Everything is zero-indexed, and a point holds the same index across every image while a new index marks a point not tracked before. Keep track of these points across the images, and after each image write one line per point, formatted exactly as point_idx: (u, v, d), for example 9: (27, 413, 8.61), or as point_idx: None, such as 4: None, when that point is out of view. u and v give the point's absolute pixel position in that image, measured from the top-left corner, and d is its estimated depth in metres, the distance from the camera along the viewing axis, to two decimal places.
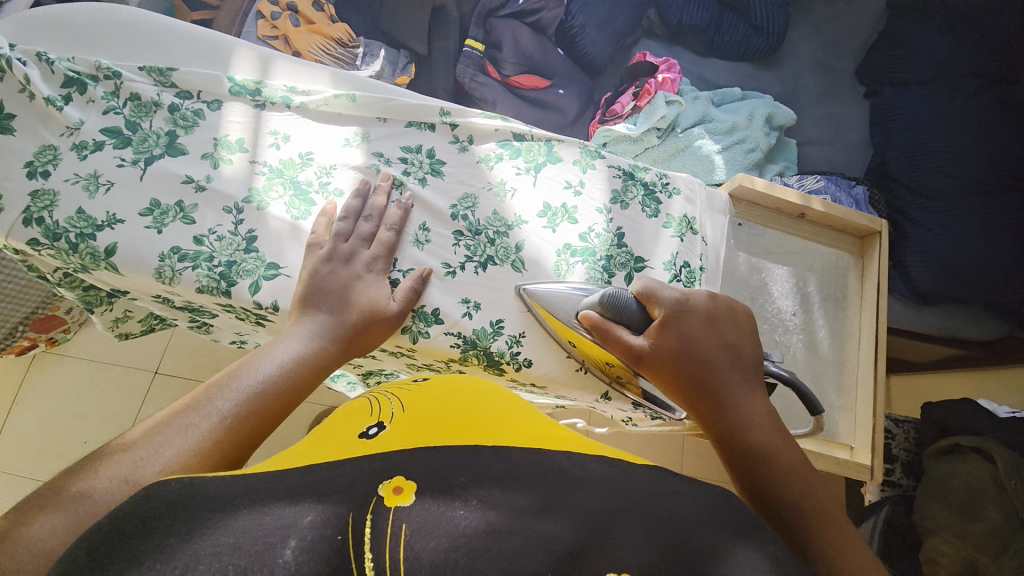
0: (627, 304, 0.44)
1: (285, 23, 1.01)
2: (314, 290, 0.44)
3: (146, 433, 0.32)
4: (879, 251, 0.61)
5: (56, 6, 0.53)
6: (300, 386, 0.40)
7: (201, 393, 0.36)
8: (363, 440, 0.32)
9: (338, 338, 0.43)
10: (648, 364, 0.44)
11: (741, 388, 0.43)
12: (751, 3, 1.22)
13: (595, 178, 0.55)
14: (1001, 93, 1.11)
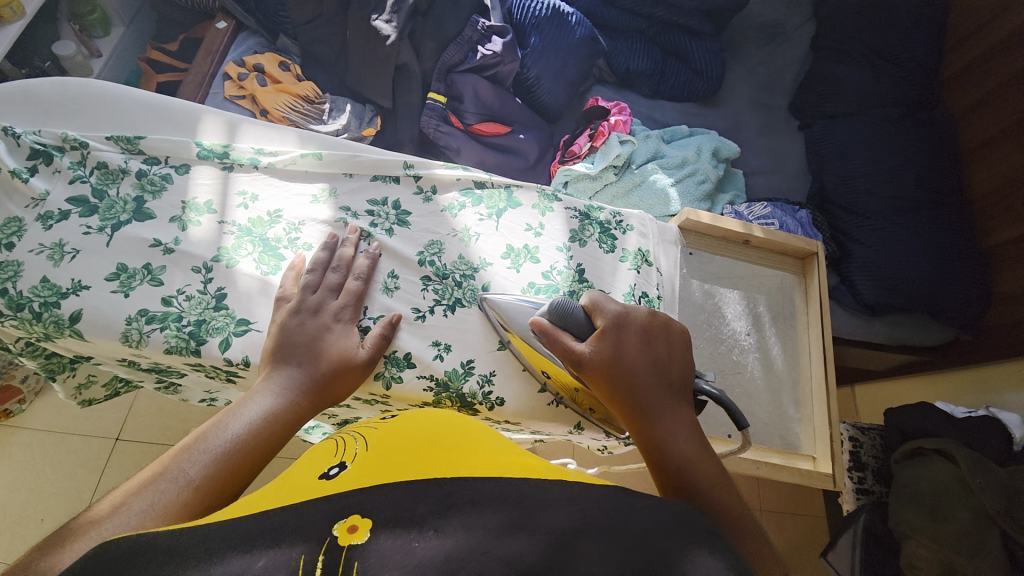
0: (573, 310, 0.47)
1: (251, 84, 1.05)
2: (284, 344, 0.45)
3: (110, 506, 0.31)
4: (818, 270, 0.66)
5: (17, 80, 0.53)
6: (272, 441, 0.40)
7: (166, 459, 0.35)
8: (323, 480, 0.33)
9: (308, 392, 0.44)
10: (588, 369, 0.45)
11: (670, 402, 0.44)
12: (689, 51, 1.34)
13: (554, 219, 0.58)
14: (916, 121, 1.23)
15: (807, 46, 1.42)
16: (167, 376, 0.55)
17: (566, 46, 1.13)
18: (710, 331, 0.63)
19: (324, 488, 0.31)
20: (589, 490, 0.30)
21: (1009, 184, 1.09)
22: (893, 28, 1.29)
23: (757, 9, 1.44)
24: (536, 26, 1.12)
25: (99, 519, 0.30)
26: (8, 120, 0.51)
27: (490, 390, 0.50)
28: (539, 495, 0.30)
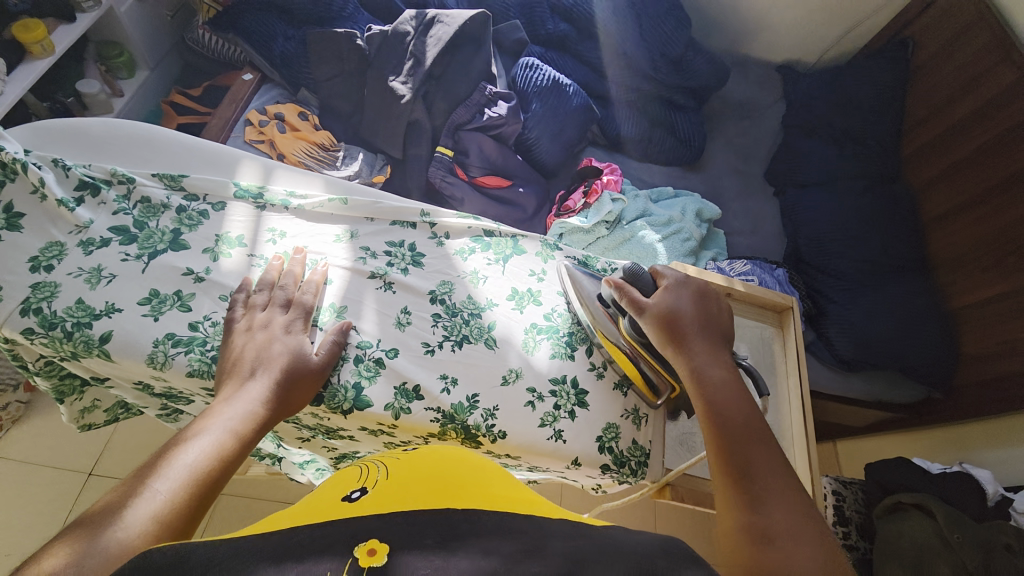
0: (642, 273, 0.54)
1: (272, 129, 1.13)
2: (236, 360, 0.46)
3: (82, 528, 0.32)
4: (795, 323, 0.70)
5: (71, 119, 0.58)
6: (240, 451, 0.41)
7: (136, 481, 0.36)
8: (345, 502, 0.36)
9: (269, 400, 0.44)
10: (651, 320, 0.52)
11: (718, 345, 0.51)
12: (674, 122, 1.48)
13: (555, 267, 0.64)
14: (879, 193, 1.36)
15: (779, 123, 1.57)
16: (176, 401, 0.57)
17: (564, 112, 1.24)
18: None
19: (343, 511, 0.34)
20: (596, 529, 0.33)
21: (966, 254, 1.20)
22: (855, 110, 1.45)
23: (734, 89, 1.62)
24: (538, 93, 1.23)
25: (76, 537, 0.32)
26: (61, 154, 0.55)
27: (494, 423, 0.53)
28: (551, 531, 0.32)
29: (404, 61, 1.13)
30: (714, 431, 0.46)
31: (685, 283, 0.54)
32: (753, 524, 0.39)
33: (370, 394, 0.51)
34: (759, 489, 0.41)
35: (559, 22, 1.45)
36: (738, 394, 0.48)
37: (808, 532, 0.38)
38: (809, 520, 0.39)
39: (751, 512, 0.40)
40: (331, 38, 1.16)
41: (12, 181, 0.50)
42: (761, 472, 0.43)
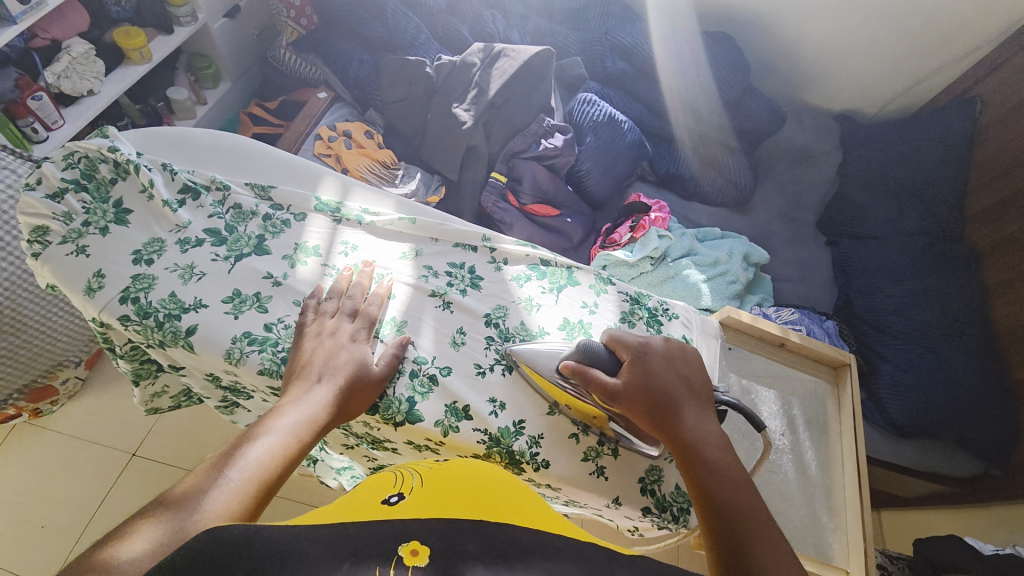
0: (597, 349, 0.52)
1: (339, 145, 1.21)
2: (306, 364, 0.49)
3: (166, 509, 0.36)
4: (851, 382, 0.65)
5: (179, 128, 0.63)
6: (306, 449, 0.44)
7: (211, 469, 0.39)
8: (385, 505, 0.39)
9: (331, 403, 0.47)
10: (622, 400, 0.50)
11: (694, 413, 0.49)
12: (726, 163, 1.48)
13: (607, 300, 0.64)
14: (940, 251, 1.31)
15: (833, 171, 1.55)
16: (238, 395, 0.60)
17: (617, 147, 1.27)
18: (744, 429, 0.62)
19: (385, 513, 0.37)
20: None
21: None
22: (916, 166, 1.42)
23: (788, 135, 1.61)
24: (593, 128, 1.26)
25: (161, 518, 0.35)
26: (167, 158, 0.60)
27: (537, 451, 0.53)
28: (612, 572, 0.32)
29: (468, 90, 1.19)
30: (709, 523, 0.43)
31: (649, 351, 0.53)
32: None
33: (422, 409, 0.52)
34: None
35: (618, 61, 1.51)
36: (724, 467, 0.46)
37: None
38: None
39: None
40: (403, 65, 1.24)
41: (123, 180, 0.56)
42: (765, 560, 0.40)
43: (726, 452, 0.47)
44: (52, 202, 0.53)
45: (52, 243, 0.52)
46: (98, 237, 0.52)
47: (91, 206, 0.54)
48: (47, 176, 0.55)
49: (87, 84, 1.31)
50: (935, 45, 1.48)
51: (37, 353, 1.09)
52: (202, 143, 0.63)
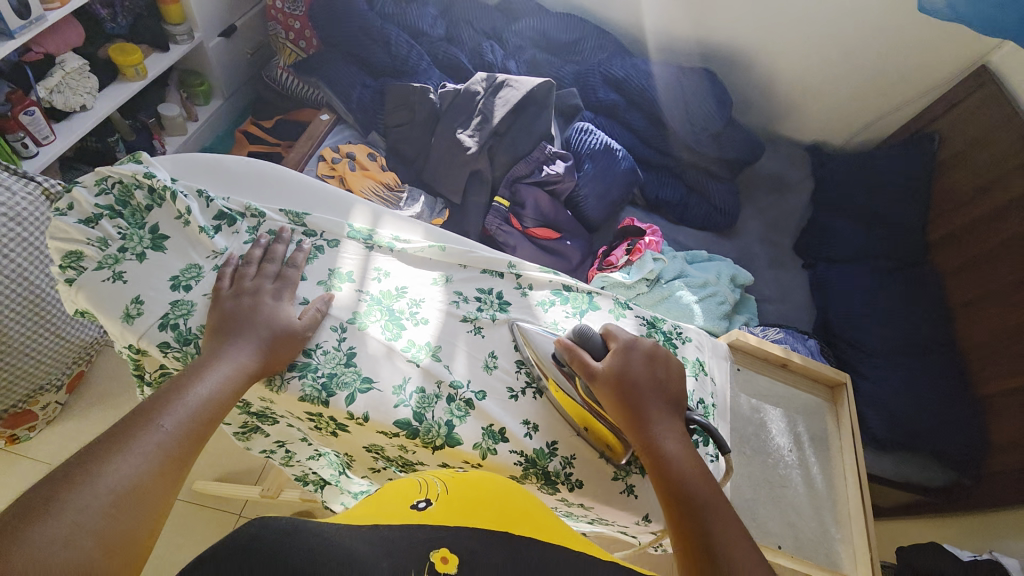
0: (592, 334, 0.56)
1: (343, 167, 1.23)
2: (228, 320, 0.51)
3: (105, 451, 0.40)
4: (848, 400, 0.70)
5: (212, 155, 0.64)
6: (235, 398, 0.48)
7: (143, 417, 0.43)
8: (412, 508, 0.42)
9: (256, 355, 0.50)
10: (603, 390, 0.53)
11: (664, 410, 0.53)
12: (710, 190, 1.57)
13: (626, 324, 0.67)
14: (907, 275, 1.42)
15: (806, 199, 1.66)
16: (263, 421, 0.63)
17: (613, 175, 1.33)
18: (756, 445, 0.66)
19: (412, 515, 0.41)
20: None
21: (992, 342, 1.21)
22: (882, 194, 1.53)
23: (766, 163, 1.71)
24: (591, 156, 1.32)
25: (104, 455, 0.40)
26: (201, 184, 0.61)
27: (571, 472, 0.55)
28: None
29: (473, 117, 1.23)
30: (671, 509, 0.47)
31: (633, 348, 0.56)
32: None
33: (461, 432, 0.54)
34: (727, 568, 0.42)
35: (609, 92, 1.58)
36: (691, 459, 0.50)
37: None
38: None
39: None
40: (407, 91, 1.28)
41: (158, 207, 0.56)
42: (729, 545, 0.44)
43: (689, 448, 0.50)
44: (86, 227, 0.53)
45: (87, 268, 0.51)
46: (135, 264, 0.52)
47: (127, 232, 0.54)
48: (78, 201, 0.54)
49: (80, 100, 1.30)
50: (896, 85, 1.61)
51: (20, 377, 1.07)
52: (235, 170, 0.64)
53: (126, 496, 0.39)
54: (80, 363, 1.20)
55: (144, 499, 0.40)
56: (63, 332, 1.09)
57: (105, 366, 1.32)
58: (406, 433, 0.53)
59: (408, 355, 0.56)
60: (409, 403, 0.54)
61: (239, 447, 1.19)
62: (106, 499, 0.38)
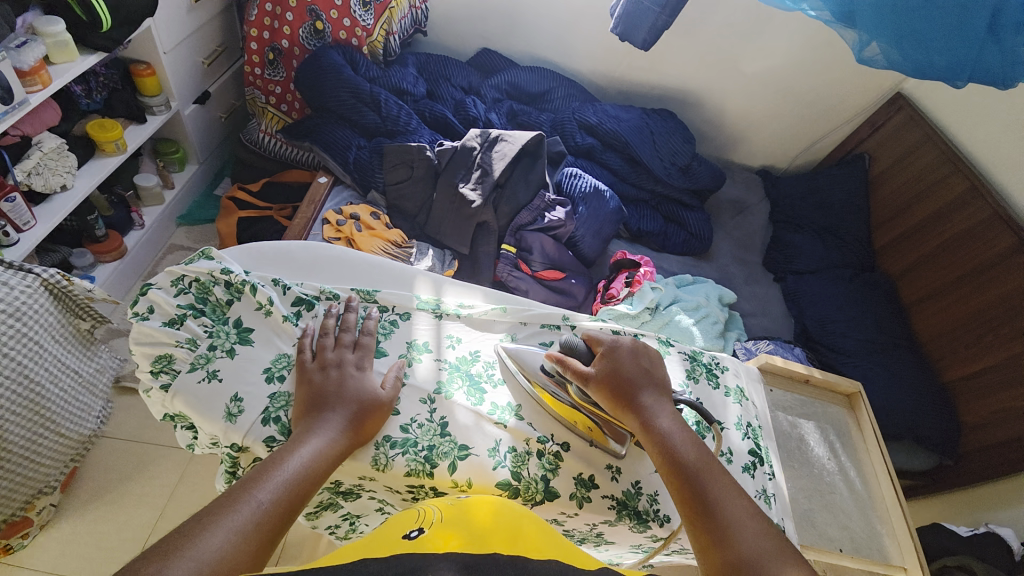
0: (578, 344, 0.63)
1: (350, 229, 1.25)
2: (316, 397, 0.53)
3: (204, 523, 0.41)
4: (865, 407, 0.82)
5: (279, 244, 0.69)
6: (325, 474, 0.50)
7: (240, 489, 0.45)
8: (406, 537, 0.46)
9: (347, 432, 0.52)
10: (598, 388, 0.60)
11: (652, 398, 0.60)
12: (685, 219, 1.70)
13: (672, 361, 0.73)
14: (866, 279, 1.60)
15: (766, 219, 1.81)
16: (345, 497, 0.64)
17: (604, 214, 1.42)
18: (801, 457, 0.75)
19: (404, 544, 0.44)
20: None
21: (949, 331, 1.41)
22: (831, 211, 1.72)
23: (728, 189, 1.86)
24: (583, 199, 1.41)
25: (207, 527, 0.41)
26: (276, 274, 0.65)
27: (659, 508, 0.61)
28: None
29: (472, 171, 1.30)
30: (676, 481, 0.54)
31: (618, 346, 0.63)
32: (734, 558, 0.48)
33: (556, 485, 0.59)
34: (722, 521, 0.50)
35: (585, 136, 1.70)
36: (681, 437, 0.57)
37: (773, 547, 0.48)
38: (764, 532, 0.50)
39: (728, 551, 0.48)
40: (405, 150, 1.32)
41: (238, 300, 0.60)
42: (721, 502, 0.52)
43: (679, 427, 0.58)
44: (172, 329, 0.57)
45: (180, 370, 0.55)
46: (227, 360, 0.56)
47: (213, 328, 0.58)
48: (159, 304, 0.58)
49: (60, 179, 1.27)
50: (827, 114, 1.81)
51: (17, 484, 1.00)
52: (302, 256, 0.69)
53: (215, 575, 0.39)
54: (74, 461, 1.12)
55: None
56: (62, 430, 1.05)
57: (101, 461, 1.25)
58: (509, 493, 0.57)
59: (495, 417, 0.60)
60: (505, 464, 0.58)
61: None
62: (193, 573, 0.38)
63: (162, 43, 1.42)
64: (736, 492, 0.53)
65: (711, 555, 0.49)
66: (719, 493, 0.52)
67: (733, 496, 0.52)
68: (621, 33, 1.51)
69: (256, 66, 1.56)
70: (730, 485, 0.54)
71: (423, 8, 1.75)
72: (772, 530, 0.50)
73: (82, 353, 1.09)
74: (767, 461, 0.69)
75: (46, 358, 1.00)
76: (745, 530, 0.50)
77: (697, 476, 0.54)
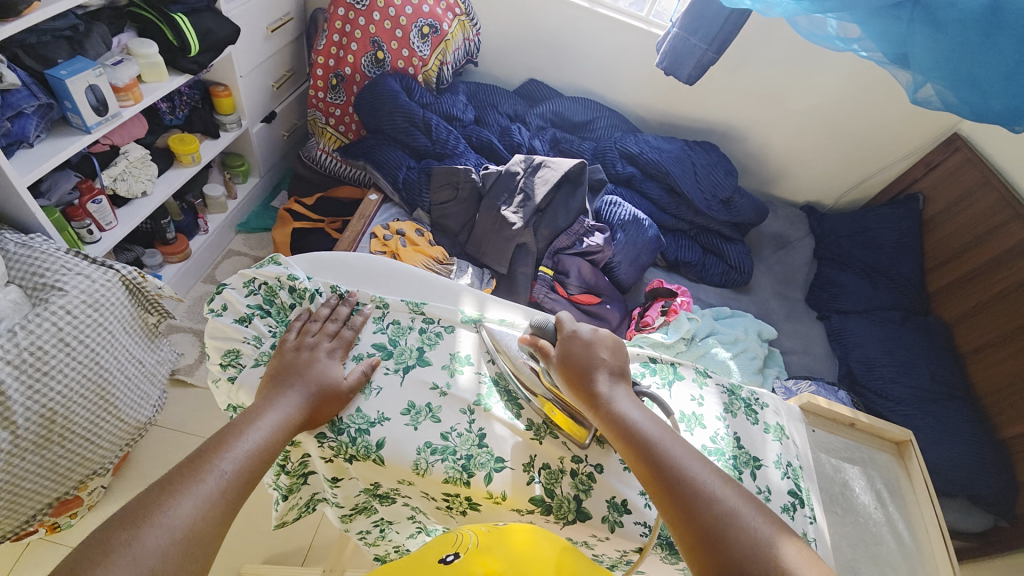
0: (547, 324, 0.65)
1: (396, 243, 1.31)
2: (282, 376, 0.56)
3: (170, 492, 0.43)
4: (916, 456, 0.78)
5: (339, 252, 0.74)
6: (278, 449, 0.52)
7: (203, 460, 0.47)
8: (442, 563, 0.51)
9: (301, 410, 0.54)
10: (559, 376, 0.61)
11: (610, 383, 0.59)
12: (725, 251, 1.68)
13: (710, 392, 0.73)
14: (918, 323, 1.53)
15: (810, 255, 1.78)
16: (380, 501, 0.66)
17: (642, 242, 1.43)
18: (845, 503, 0.72)
19: (439, 569, 0.50)
20: None
21: (1010, 384, 1.32)
22: (879, 251, 1.67)
23: (769, 223, 1.84)
24: (622, 226, 1.42)
25: (174, 496, 0.43)
26: (335, 279, 0.70)
27: None
28: None
29: (515, 194, 1.34)
30: (638, 461, 0.53)
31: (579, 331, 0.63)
32: (701, 526, 0.47)
33: (589, 506, 0.59)
34: (689, 485, 0.50)
35: (627, 165, 1.72)
36: (640, 416, 0.56)
37: (743, 503, 0.48)
38: (729, 499, 0.49)
39: (693, 520, 0.47)
40: (452, 172, 1.38)
41: (300, 304, 0.64)
42: (687, 475, 0.51)
43: (638, 410, 0.57)
44: (241, 326, 0.62)
45: (245, 365, 0.60)
46: None
47: (276, 329, 0.63)
48: (231, 303, 0.63)
49: (141, 186, 1.40)
50: (877, 152, 1.78)
51: (76, 463, 1.05)
52: (360, 265, 0.74)
53: (187, 539, 0.41)
54: (127, 446, 1.19)
55: (194, 543, 0.42)
56: (121, 415, 1.11)
57: (149, 449, 1.33)
58: (541, 509, 0.58)
59: (531, 432, 0.62)
60: (539, 480, 0.59)
61: (284, 529, 1.17)
62: (167, 538, 0.40)
63: (240, 69, 1.56)
64: (699, 464, 0.52)
65: (679, 523, 0.48)
66: (680, 466, 0.51)
67: (695, 467, 0.51)
68: (666, 68, 1.55)
69: (320, 90, 1.68)
70: (695, 457, 0.52)
71: (478, 41, 1.84)
72: (739, 495, 0.49)
73: (147, 344, 1.18)
74: (808, 504, 0.66)
75: (117, 347, 1.09)
76: (709, 499, 0.48)
77: (656, 453, 0.53)
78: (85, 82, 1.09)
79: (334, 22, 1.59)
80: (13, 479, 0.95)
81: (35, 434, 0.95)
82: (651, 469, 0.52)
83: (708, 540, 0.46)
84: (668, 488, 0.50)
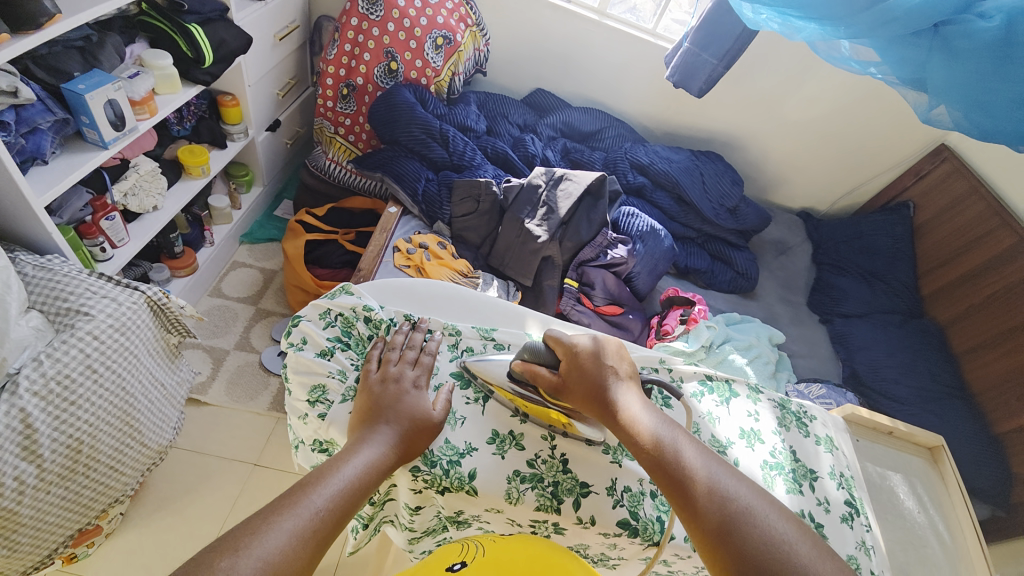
0: (540, 348, 0.66)
1: (420, 257, 1.31)
2: (379, 409, 0.57)
3: (267, 521, 0.43)
4: (949, 461, 0.83)
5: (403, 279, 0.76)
6: (370, 489, 0.51)
7: (299, 493, 0.46)
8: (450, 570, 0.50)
9: (395, 446, 0.54)
10: (567, 390, 0.62)
11: (619, 389, 0.61)
12: (732, 258, 1.73)
13: (764, 407, 0.75)
14: (915, 325, 1.60)
15: (809, 260, 1.84)
16: (454, 526, 0.67)
17: (659, 252, 1.45)
18: (890, 509, 0.76)
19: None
20: None
21: (1001, 382, 1.39)
22: (876, 255, 1.75)
23: (771, 230, 1.89)
24: (641, 236, 1.44)
25: (274, 527, 0.42)
26: (404, 307, 0.72)
27: None
28: None
29: (538, 207, 1.36)
30: (650, 462, 0.55)
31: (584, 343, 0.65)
32: (715, 523, 0.49)
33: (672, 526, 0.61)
34: (703, 486, 0.52)
35: (637, 174, 1.75)
36: (652, 419, 0.58)
37: (758, 499, 0.51)
38: (739, 494, 0.51)
39: (707, 517, 0.50)
40: (473, 185, 1.38)
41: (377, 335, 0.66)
42: (699, 474, 0.53)
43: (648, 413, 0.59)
44: (324, 359, 0.63)
45: (333, 400, 0.61)
46: None
47: (357, 361, 0.64)
48: (311, 336, 0.65)
49: (152, 200, 1.35)
50: (870, 160, 1.86)
51: (97, 493, 1.01)
52: (424, 292, 0.76)
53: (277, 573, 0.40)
54: (148, 471, 1.14)
55: None
56: (145, 440, 1.07)
57: (166, 472, 1.29)
58: (628, 532, 0.60)
59: (610, 456, 0.63)
60: (623, 503, 0.61)
61: None
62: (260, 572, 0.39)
63: (248, 78, 1.52)
64: (708, 462, 0.54)
65: (694, 521, 0.50)
66: (690, 466, 0.54)
67: (705, 466, 0.54)
68: (677, 80, 1.58)
69: (329, 100, 1.65)
70: (705, 456, 0.55)
71: (487, 50, 1.84)
72: (749, 489, 0.52)
73: (168, 366, 1.15)
74: (863, 512, 0.70)
75: (142, 371, 1.05)
76: (721, 496, 0.51)
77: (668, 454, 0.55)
78: (104, 97, 1.05)
79: (346, 32, 1.57)
80: (36, 514, 0.90)
81: (60, 467, 0.91)
82: (663, 470, 0.54)
83: (723, 535, 0.48)
84: (681, 489, 0.52)
